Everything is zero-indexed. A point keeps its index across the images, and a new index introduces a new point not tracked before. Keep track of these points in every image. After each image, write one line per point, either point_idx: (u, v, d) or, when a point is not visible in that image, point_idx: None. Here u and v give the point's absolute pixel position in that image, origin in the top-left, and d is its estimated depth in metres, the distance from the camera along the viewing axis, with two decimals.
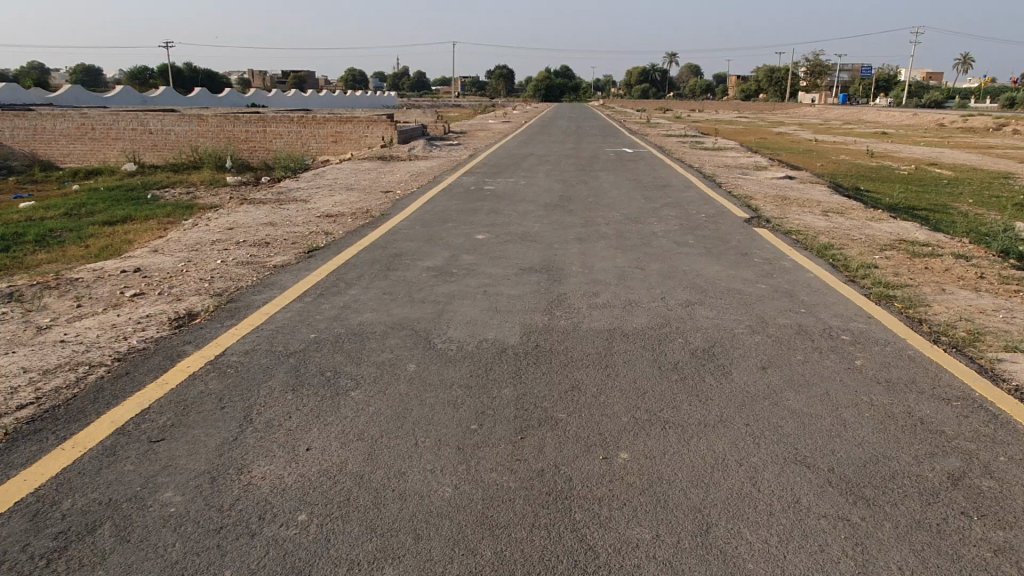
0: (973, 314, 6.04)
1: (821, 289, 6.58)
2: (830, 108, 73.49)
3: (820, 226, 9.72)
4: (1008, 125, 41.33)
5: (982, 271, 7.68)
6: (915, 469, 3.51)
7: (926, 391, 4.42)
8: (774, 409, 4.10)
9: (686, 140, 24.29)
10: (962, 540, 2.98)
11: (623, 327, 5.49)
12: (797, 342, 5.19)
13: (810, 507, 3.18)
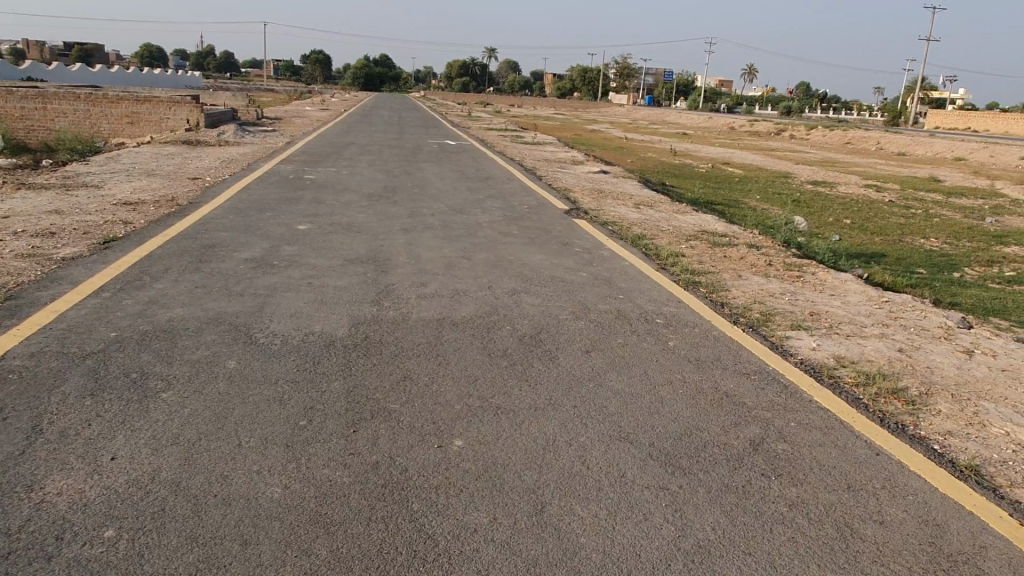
0: (765, 297, 6.74)
1: (636, 276, 7.02)
2: (637, 109, 78.50)
3: (632, 218, 10.36)
4: (785, 130, 46.62)
5: (770, 259, 8.59)
6: (722, 438, 3.85)
7: (728, 367, 4.86)
8: (598, 391, 4.31)
9: (507, 134, 24.90)
10: (763, 498, 3.31)
11: (453, 316, 5.51)
12: (617, 326, 5.50)
13: (633, 480, 3.38)
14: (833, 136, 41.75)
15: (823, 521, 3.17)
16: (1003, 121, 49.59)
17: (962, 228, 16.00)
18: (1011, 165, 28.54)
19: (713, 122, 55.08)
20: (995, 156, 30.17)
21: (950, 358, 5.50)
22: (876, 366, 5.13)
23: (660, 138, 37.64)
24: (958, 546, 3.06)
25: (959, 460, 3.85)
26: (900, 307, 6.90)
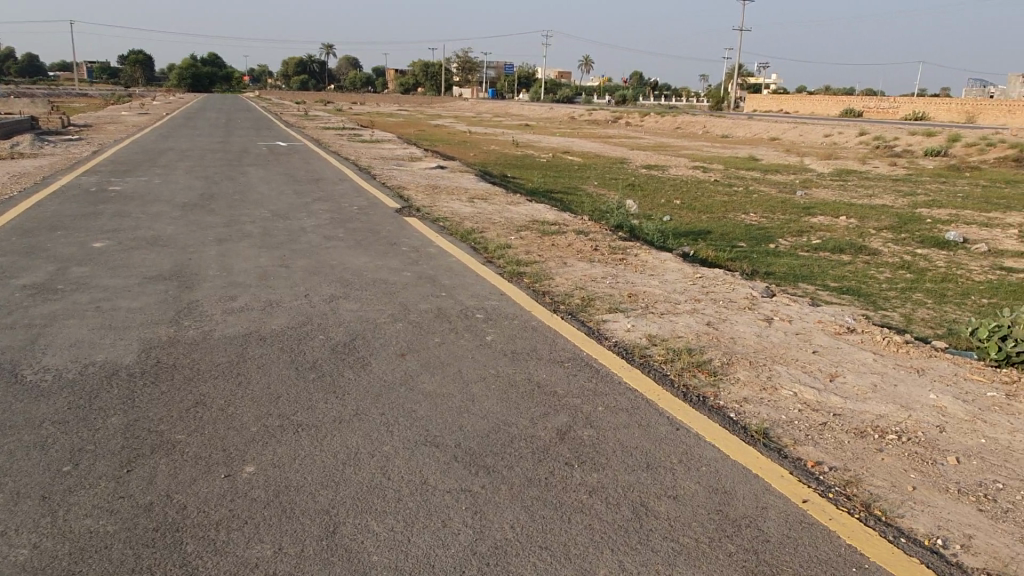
0: (586, 283, 6.88)
1: (461, 271, 6.96)
2: (482, 103, 79.04)
3: (464, 213, 10.31)
4: (622, 118, 48.69)
5: (596, 243, 8.83)
6: (529, 430, 3.84)
7: (543, 356, 4.90)
8: (408, 395, 4.18)
9: (344, 132, 24.25)
10: (565, 488, 3.32)
11: (261, 329, 5.19)
12: (436, 324, 5.40)
13: (435, 485, 3.29)
14: (664, 122, 44.04)
15: (620, 504, 3.21)
16: (810, 102, 54.41)
17: (777, 202, 17.32)
18: (818, 142, 31.34)
19: (554, 112, 56.60)
20: (805, 135, 33.06)
21: (752, 327, 5.84)
22: (683, 342, 5.35)
23: (503, 130, 38.08)
24: (743, 510, 3.20)
25: (751, 425, 4.06)
26: (711, 282, 7.29)
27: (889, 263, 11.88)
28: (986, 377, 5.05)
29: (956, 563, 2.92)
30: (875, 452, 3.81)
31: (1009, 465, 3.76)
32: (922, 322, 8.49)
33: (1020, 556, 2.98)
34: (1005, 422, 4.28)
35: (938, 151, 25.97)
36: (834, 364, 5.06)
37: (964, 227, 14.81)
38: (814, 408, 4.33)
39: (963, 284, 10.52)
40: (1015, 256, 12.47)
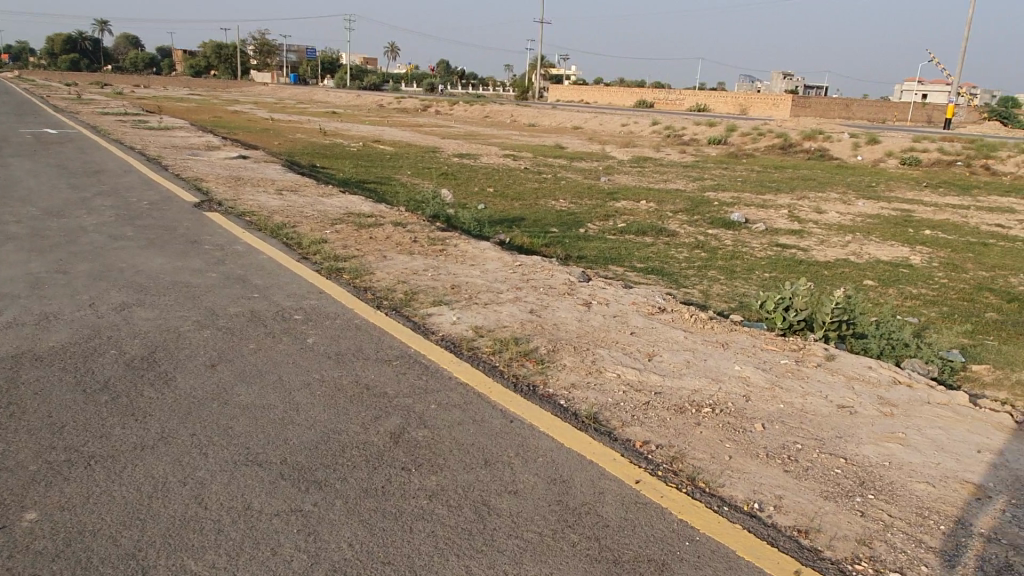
0: (408, 276, 6.70)
1: (273, 270, 6.49)
2: (283, 88, 75.32)
3: (272, 206, 9.69)
4: (431, 106, 48.60)
5: (415, 235, 8.67)
6: (361, 437, 3.63)
7: (369, 356, 4.68)
8: (223, 410, 3.80)
9: (127, 119, 21.94)
10: (404, 495, 3.17)
11: (36, 348, 4.48)
12: (249, 329, 4.99)
13: (261, 509, 3.00)
14: (473, 111, 44.58)
15: (461, 506, 3.12)
16: (606, 93, 57.66)
17: (583, 189, 18.14)
18: (616, 131, 33.26)
19: (361, 100, 55.25)
20: (604, 124, 34.95)
21: (573, 312, 6.00)
22: (510, 332, 5.35)
23: (308, 117, 36.48)
24: (582, 498, 3.23)
25: (581, 411, 4.13)
26: (531, 269, 7.41)
27: (686, 244, 12.87)
28: (778, 346, 5.57)
29: (773, 524, 3.15)
30: (693, 426, 4.04)
31: (805, 427, 4.16)
32: (718, 297, 9.28)
33: (823, 509, 3.29)
34: (798, 386, 4.74)
35: (719, 140, 28.63)
36: (650, 344, 5.33)
37: (744, 209, 16.44)
38: (637, 388, 4.51)
39: (747, 261, 11.65)
40: (787, 234, 14.04)
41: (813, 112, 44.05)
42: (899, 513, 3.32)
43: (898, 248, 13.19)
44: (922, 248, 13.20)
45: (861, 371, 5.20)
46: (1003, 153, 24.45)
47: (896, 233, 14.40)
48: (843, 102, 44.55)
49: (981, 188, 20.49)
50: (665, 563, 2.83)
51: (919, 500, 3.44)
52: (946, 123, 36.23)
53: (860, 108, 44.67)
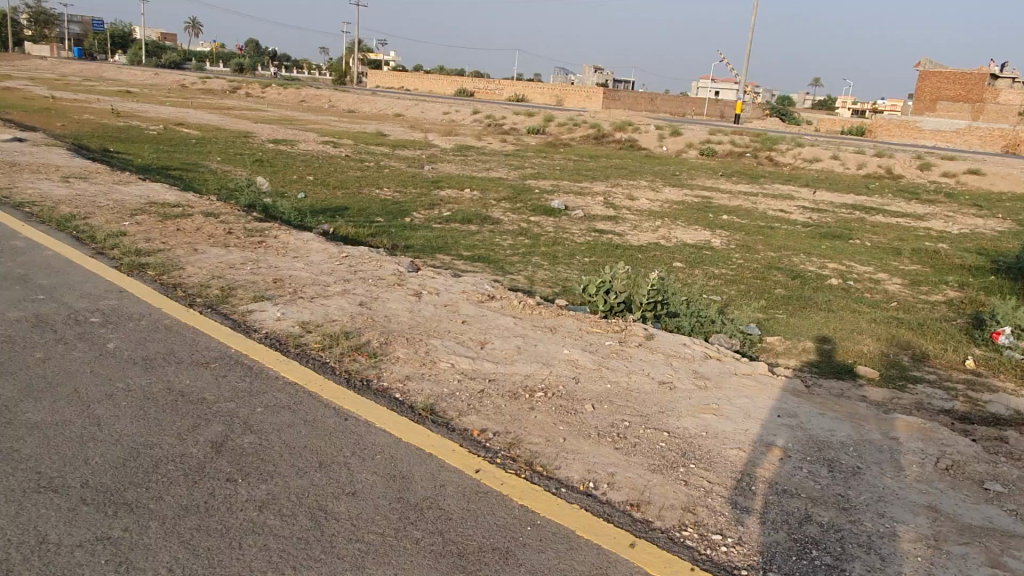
0: (224, 271, 6.23)
1: (61, 268, 5.75)
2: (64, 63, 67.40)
3: (58, 195, 8.60)
4: (241, 88, 45.73)
5: (230, 226, 8.09)
6: (178, 450, 3.31)
7: (183, 360, 4.28)
8: (8, 432, 3.31)
9: None
10: (231, 509, 2.93)
11: None
12: (36, 337, 4.38)
13: (61, 542, 2.64)
14: (287, 95, 42.52)
15: (294, 514, 2.93)
16: (426, 80, 57.34)
17: (407, 177, 17.93)
18: (437, 119, 33.20)
19: (160, 79, 50.75)
20: (425, 112, 34.75)
21: (404, 302, 5.88)
22: (338, 325, 5.14)
23: (97, 96, 32.85)
24: (423, 492, 3.16)
25: (417, 403, 4.04)
26: (358, 259, 7.18)
27: (510, 231, 13.14)
28: (602, 328, 5.84)
29: (607, 500, 3.28)
30: (528, 411, 4.11)
31: (630, 404, 4.39)
32: (543, 282, 9.57)
33: (651, 482, 3.48)
34: (622, 366, 4.99)
35: (538, 130, 29.52)
36: (483, 332, 5.34)
37: (563, 196, 17.09)
38: (472, 376, 4.51)
39: (569, 246, 12.11)
40: (603, 220, 14.79)
41: (621, 105, 46.71)
42: (716, 478, 3.59)
43: (700, 232, 14.36)
44: (720, 232, 14.47)
45: (676, 348, 5.58)
46: (783, 146, 27.43)
47: (698, 218, 15.68)
48: (647, 96, 47.65)
49: (766, 177, 22.86)
50: (509, 550, 2.84)
51: (733, 465, 3.74)
52: (735, 117, 39.94)
53: (663, 102, 48.01)
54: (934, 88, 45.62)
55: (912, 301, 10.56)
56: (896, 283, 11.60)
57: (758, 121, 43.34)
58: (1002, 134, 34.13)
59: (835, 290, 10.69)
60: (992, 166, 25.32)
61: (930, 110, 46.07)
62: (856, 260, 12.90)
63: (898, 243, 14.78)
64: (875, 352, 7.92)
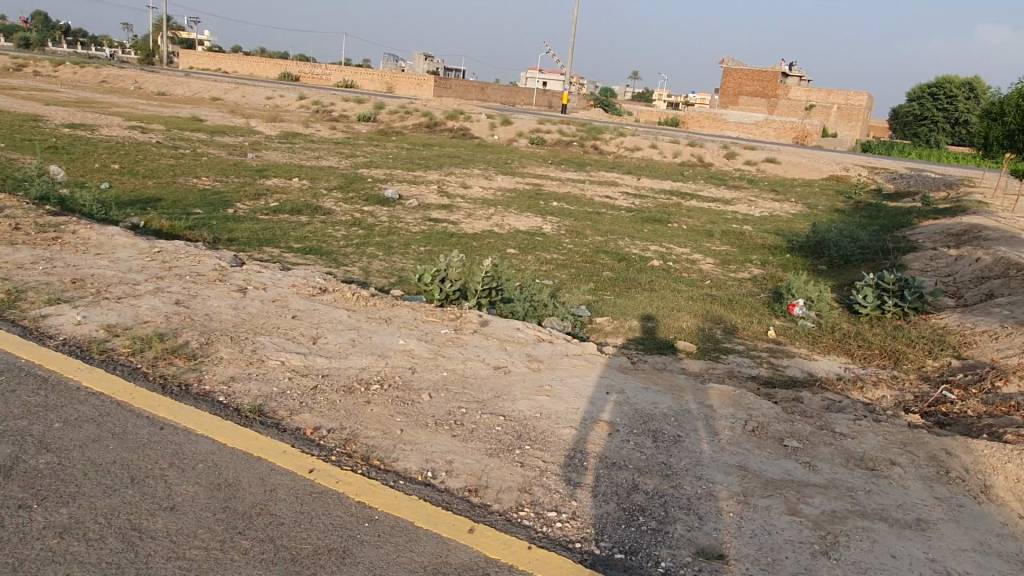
0: (10, 272, 5.52)
1: None
2: None
3: None
4: (26, 66, 40.69)
5: (17, 221, 7.18)
6: None
7: None
8: None
9: None
10: (24, 539, 2.61)
11: None
12: None
13: None
14: (84, 74, 38.42)
15: (103, 536, 2.67)
16: (246, 63, 54.12)
17: (228, 165, 16.86)
18: (260, 104, 31.46)
19: None
20: (246, 97, 32.80)
21: (227, 298, 5.52)
22: (151, 326, 4.72)
23: None
24: (251, 498, 2.98)
25: (243, 405, 3.80)
26: (172, 255, 6.64)
27: (343, 221, 12.75)
28: (438, 317, 5.84)
29: (446, 488, 3.28)
30: (364, 405, 4.01)
31: (467, 391, 4.42)
32: (378, 273, 9.39)
33: (489, 466, 3.52)
34: (458, 353, 5.02)
35: (368, 117, 28.88)
36: (314, 326, 5.14)
37: (397, 185, 16.86)
38: (303, 372, 4.33)
39: (404, 236, 11.98)
40: (438, 208, 14.76)
41: (452, 94, 46.84)
42: (550, 457, 3.70)
43: (532, 219, 14.75)
44: (551, 218, 14.94)
45: (511, 333, 5.70)
46: (606, 135, 28.82)
47: (530, 205, 16.08)
48: (478, 84, 48.09)
49: (592, 165, 23.91)
50: (346, 549, 2.75)
51: (565, 444, 3.88)
52: (562, 108, 41.38)
53: (493, 91, 48.68)
54: (736, 84, 50.05)
55: (722, 278, 11.52)
56: (708, 262, 12.60)
57: (582, 112, 45.19)
58: (793, 127, 38.22)
59: (657, 271, 11.41)
60: (785, 155, 28.16)
61: (733, 104, 50.06)
62: (674, 242, 13.84)
63: (709, 225, 16.06)
64: (692, 328, 8.56)
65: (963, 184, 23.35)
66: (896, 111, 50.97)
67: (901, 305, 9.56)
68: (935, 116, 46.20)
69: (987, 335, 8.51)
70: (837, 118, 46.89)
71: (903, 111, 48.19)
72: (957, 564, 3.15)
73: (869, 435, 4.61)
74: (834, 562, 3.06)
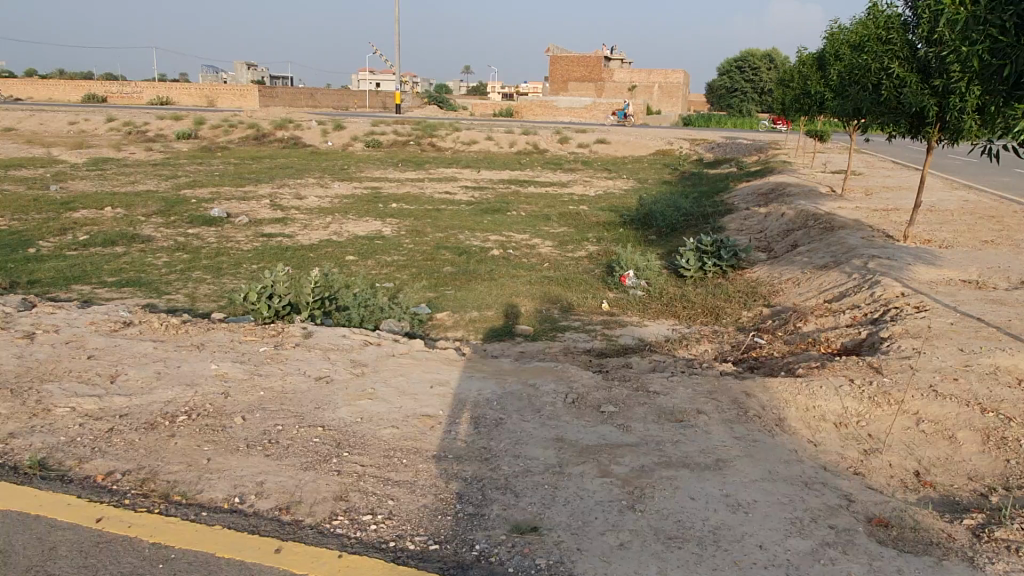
0: None
1: None
2: None
3: None
4: None
5: None
6: None
7: None
8: None
9: None
10: None
11: None
12: None
13: None
14: None
15: None
16: (43, 87, 49.26)
17: (27, 201, 15.31)
18: (62, 131, 28.77)
19: None
20: (45, 124, 29.90)
21: (12, 347, 5.02)
22: None
23: None
24: (26, 563, 2.73)
25: (23, 462, 3.48)
26: None
27: (164, 248, 11.95)
28: (257, 336, 5.60)
29: (254, 512, 3.17)
30: (167, 440, 3.78)
31: (285, 407, 4.28)
32: (204, 298, 8.89)
33: (302, 481, 3.43)
34: (276, 370, 4.85)
35: (189, 135, 27.20)
36: (114, 363, 4.79)
37: (224, 203, 16.01)
38: (97, 416, 4.01)
39: (233, 256, 11.40)
40: (270, 223, 14.17)
41: (281, 103, 45.17)
42: (369, 461, 3.67)
43: (371, 223, 14.52)
44: (391, 220, 14.77)
45: (334, 341, 5.60)
46: (442, 132, 28.88)
47: (368, 210, 15.80)
48: (307, 91, 46.61)
49: (431, 162, 23.88)
50: None
51: (386, 445, 3.86)
52: (397, 108, 41.05)
53: (323, 96, 47.31)
54: (564, 72, 51.98)
55: (560, 260, 11.87)
56: (546, 245, 12.95)
57: (418, 110, 45.01)
58: (620, 108, 40.67)
59: (496, 260, 11.58)
60: (614, 135, 29.44)
61: (562, 91, 52.24)
62: (513, 230, 14.11)
63: (547, 210, 16.50)
64: (531, 311, 8.76)
65: (771, 147, 25.45)
66: (711, 85, 54.68)
67: (720, 264, 10.28)
68: (743, 87, 50.03)
69: (792, 282, 9.34)
70: (658, 96, 50.03)
71: (716, 85, 51.80)
72: (748, 495, 3.44)
73: (679, 389, 4.93)
74: (639, 514, 3.24)
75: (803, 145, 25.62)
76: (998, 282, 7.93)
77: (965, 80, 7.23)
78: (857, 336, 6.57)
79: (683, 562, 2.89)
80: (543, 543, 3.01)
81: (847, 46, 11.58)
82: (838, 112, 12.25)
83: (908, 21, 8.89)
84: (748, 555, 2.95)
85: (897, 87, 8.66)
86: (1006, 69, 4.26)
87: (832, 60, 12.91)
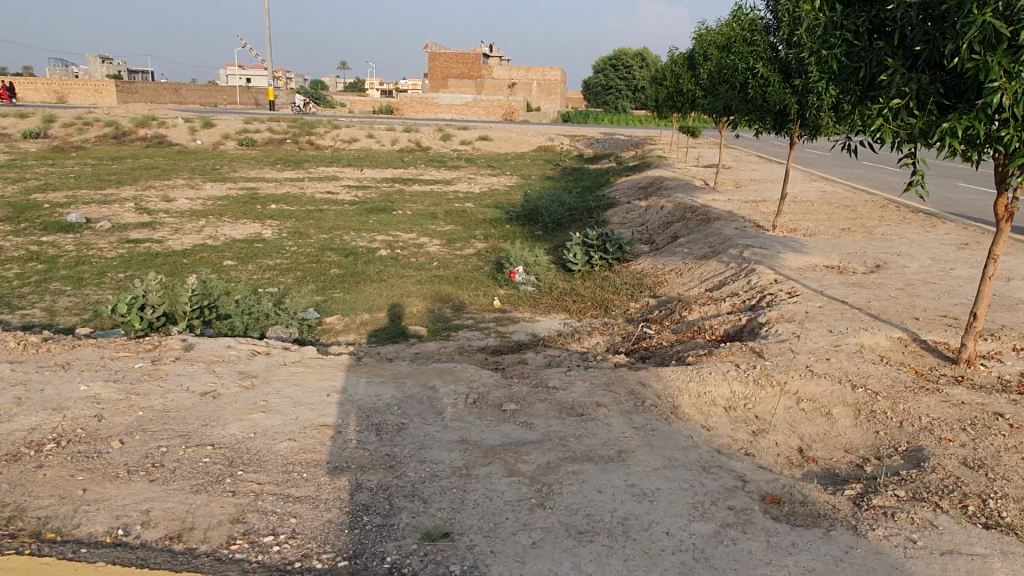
0: None
1: None
2: None
3: None
4: None
5: None
6: None
7: None
8: None
9: None
10: None
11: None
12: None
13: None
14: None
15: None
16: None
17: None
18: None
19: None
20: None
21: None
22: None
23: None
24: None
25: None
26: None
27: (15, 257, 10.90)
28: (131, 351, 5.21)
29: (141, 544, 2.92)
30: (34, 471, 3.43)
31: (168, 427, 3.99)
32: (66, 311, 8.19)
33: (193, 505, 3.20)
34: (156, 388, 4.51)
35: (37, 133, 24.95)
36: None
37: (83, 207, 14.80)
38: None
39: (96, 264, 10.54)
40: (137, 227, 13.24)
41: (142, 98, 42.35)
42: (266, 478, 3.47)
43: (249, 225, 13.87)
44: (270, 222, 14.18)
45: (219, 353, 5.29)
46: (320, 129, 28.02)
47: (245, 211, 15.11)
48: (171, 87, 43.98)
49: (309, 161, 23.14)
50: None
51: (283, 459, 3.68)
52: (272, 105, 39.49)
53: (189, 92, 44.78)
54: (443, 68, 51.87)
55: (449, 258, 11.79)
56: (434, 244, 12.83)
57: (295, 107, 43.61)
58: (500, 105, 41.00)
59: (384, 260, 11.36)
60: (496, 131, 29.69)
61: (443, 88, 51.98)
62: (400, 229, 13.87)
63: (433, 207, 16.37)
64: (423, 311, 8.66)
65: (646, 143, 26.49)
66: (588, 82, 56.22)
67: (606, 257, 10.56)
68: (617, 84, 51.81)
69: (674, 273, 9.73)
70: (538, 93, 50.78)
71: (593, 82, 53.41)
72: (651, 484, 3.54)
73: (577, 384, 5.00)
74: (549, 511, 3.25)
75: (675, 140, 26.82)
76: (858, 266, 8.58)
77: (822, 82, 7.72)
78: (738, 322, 6.92)
79: (595, 556, 2.92)
80: (455, 549, 2.95)
81: (715, 48, 12.17)
82: (708, 109, 12.86)
83: (769, 24, 9.45)
84: (657, 542, 3.03)
85: (762, 85, 9.17)
86: (860, 71, 4.57)
87: (701, 60, 13.55)
